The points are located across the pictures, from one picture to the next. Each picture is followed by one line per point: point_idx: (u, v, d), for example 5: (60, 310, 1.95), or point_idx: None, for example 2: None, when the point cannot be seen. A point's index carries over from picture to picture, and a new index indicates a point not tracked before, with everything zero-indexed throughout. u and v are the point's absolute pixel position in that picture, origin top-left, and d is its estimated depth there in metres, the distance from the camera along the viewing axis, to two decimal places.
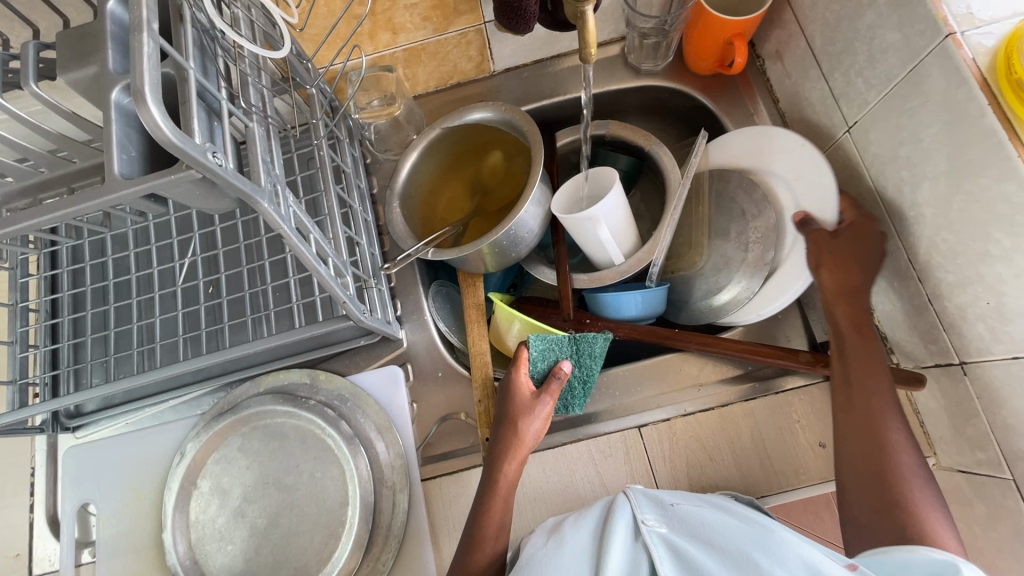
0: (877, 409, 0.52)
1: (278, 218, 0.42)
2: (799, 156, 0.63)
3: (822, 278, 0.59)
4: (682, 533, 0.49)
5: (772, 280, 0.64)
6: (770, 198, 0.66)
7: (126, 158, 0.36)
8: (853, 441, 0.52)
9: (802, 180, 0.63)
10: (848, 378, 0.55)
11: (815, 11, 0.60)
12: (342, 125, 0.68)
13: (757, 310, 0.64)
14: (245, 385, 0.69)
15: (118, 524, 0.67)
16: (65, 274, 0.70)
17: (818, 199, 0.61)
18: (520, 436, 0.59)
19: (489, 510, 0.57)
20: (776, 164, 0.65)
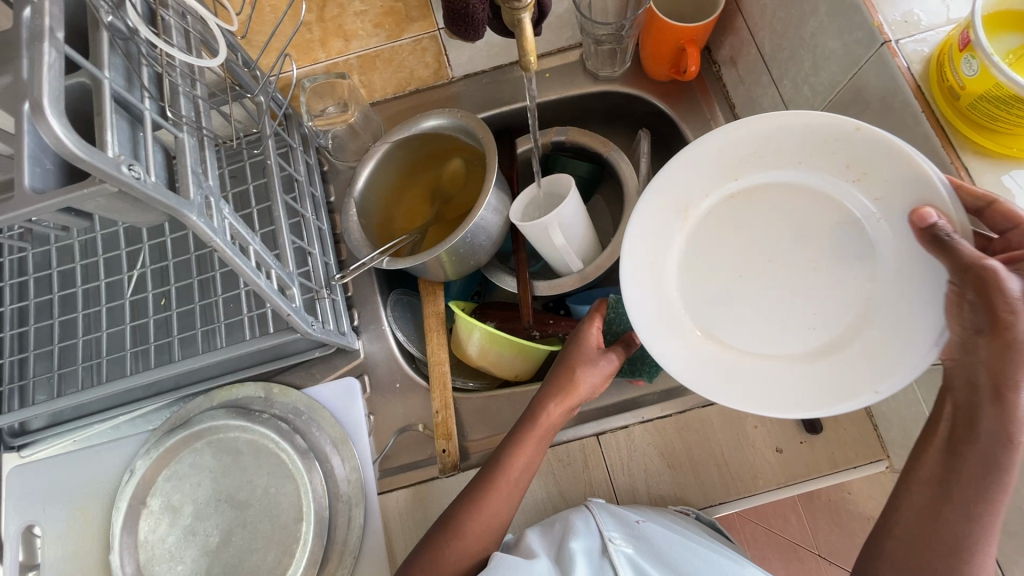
0: (981, 531, 0.41)
1: (209, 231, 0.40)
2: (838, 149, 0.45)
3: (978, 348, 0.39)
4: (650, 559, 0.49)
5: (870, 337, 0.45)
6: (822, 206, 0.48)
7: (40, 171, 0.35)
8: (915, 526, 0.44)
9: (870, 177, 0.44)
10: (949, 478, 0.42)
11: (763, 18, 0.60)
12: (295, 133, 0.68)
13: (871, 387, 0.44)
14: (197, 399, 0.67)
15: (64, 545, 0.64)
16: (10, 288, 0.68)
17: (907, 197, 0.42)
18: (575, 384, 0.56)
19: (519, 449, 0.55)
20: (813, 161, 0.47)
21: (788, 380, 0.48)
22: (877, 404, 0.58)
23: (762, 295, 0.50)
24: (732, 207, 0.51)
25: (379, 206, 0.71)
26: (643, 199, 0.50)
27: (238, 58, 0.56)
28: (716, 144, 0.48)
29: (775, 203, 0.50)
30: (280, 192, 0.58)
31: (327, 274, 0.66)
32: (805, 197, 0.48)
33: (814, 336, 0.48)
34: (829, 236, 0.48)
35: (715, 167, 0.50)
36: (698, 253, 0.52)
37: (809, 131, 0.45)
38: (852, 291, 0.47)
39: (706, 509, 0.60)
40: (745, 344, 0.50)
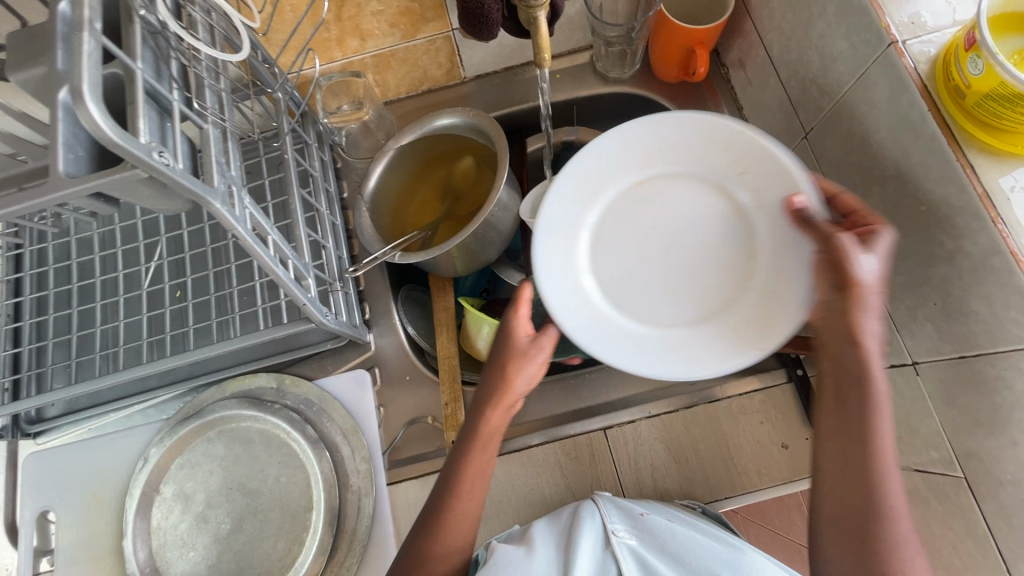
0: (882, 475, 0.41)
1: (232, 219, 0.42)
2: (730, 146, 0.53)
3: (836, 300, 0.43)
4: (653, 549, 0.50)
5: (757, 304, 0.51)
6: (702, 199, 0.55)
7: (73, 158, 0.36)
8: (841, 501, 0.42)
9: (748, 172, 0.53)
10: (845, 427, 0.43)
11: (771, 21, 0.61)
12: (310, 130, 0.69)
13: (759, 344, 0.49)
14: (211, 389, 0.68)
15: (79, 531, 0.66)
16: (29, 278, 0.69)
17: (779, 186, 0.51)
18: (510, 385, 0.53)
19: (467, 468, 0.53)
20: (703, 158, 0.54)
21: (686, 347, 0.52)
22: None
23: (664, 274, 0.55)
24: (638, 195, 0.56)
25: (389, 203, 0.72)
26: (563, 177, 0.55)
27: (258, 55, 0.58)
28: (639, 130, 0.55)
29: (671, 191, 0.56)
30: (297, 187, 0.59)
31: (339, 267, 0.67)
32: (693, 190, 0.55)
33: (684, 313, 0.53)
34: (717, 223, 0.54)
35: (632, 153, 0.56)
36: (607, 233, 0.56)
37: (705, 129, 0.53)
38: (740, 266, 0.53)
39: (712, 504, 0.61)
40: (648, 317, 0.54)
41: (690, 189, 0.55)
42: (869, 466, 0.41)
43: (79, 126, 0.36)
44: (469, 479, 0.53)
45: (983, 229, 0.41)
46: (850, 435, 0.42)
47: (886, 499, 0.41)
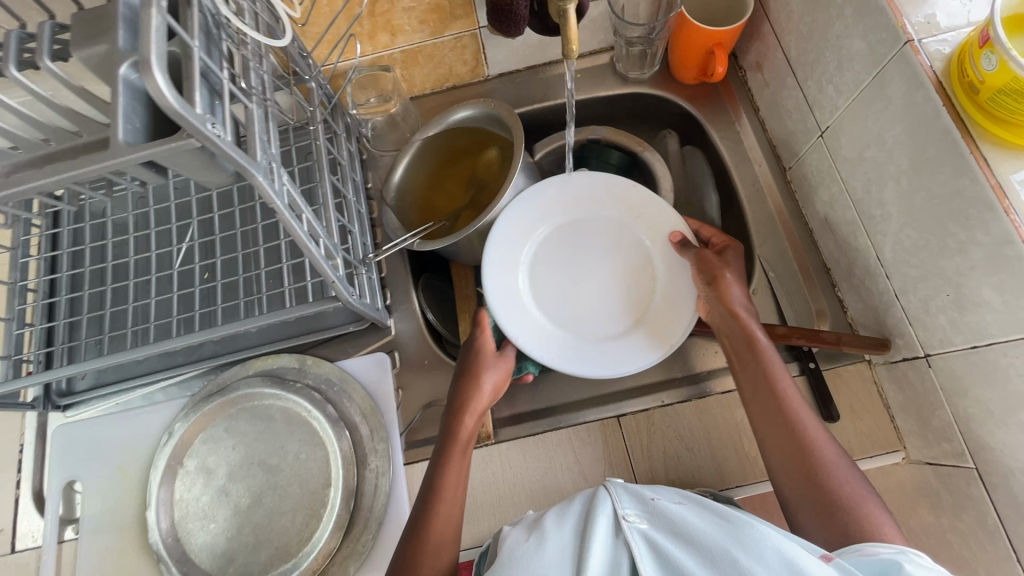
0: (795, 416, 0.53)
1: (272, 192, 0.44)
2: (627, 199, 0.67)
3: (711, 294, 0.60)
4: (662, 530, 0.48)
5: (656, 318, 0.64)
6: (619, 237, 0.68)
7: (131, 129, 0.38)
8: (783, 450, 0.52)
9: (643, 213, 0.67)
10: (756, 389, 0.56)
11: (790, 23, 0.63)
12: (340, 121, 0.71)
13: (665, 343, 0.62)
14: (234, 368, 0.70)
15: (103, 501, 0.68)
16: (65, 256, 0.72)
17: (665, 226, 0.66)
18: (479, 391, 0.60)
19: (448, 465, 0.56)
20: (611, 205, 0.68)
21: (607, 349, 0.63)
22: (893, 394, 0.60)
23: (586, 296, 0.67)
24: (562, 234, 0.69)
25: (415, 190, 0.75)
26: (504, 220, 0.67)
27: (296, 45, 0.60)
28: (553, 186, 0.69)
29: (586, 233, 0.69)
30: (327, 172, 0.62)
31: (365, 250, 0.69)
32: (610, 229, 0.68)
33: (616, 325, 0.65)
34: (630, 254, 0.67)
35: (551, 204, 0.69)
36: (541, 264, 0.68)
37: (607, 182, 0.68)
38: (645, 289, 0.66)
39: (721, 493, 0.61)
40: (576, 328, 0.65)
41: (607, 228, 0.68)
42: (788, 419, 0.53)
43: (138, 99, 0.39)
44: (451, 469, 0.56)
45: (996, 220, 0.42)
46: (765, 400, 0.55)
47: (812, 441, 0.52)
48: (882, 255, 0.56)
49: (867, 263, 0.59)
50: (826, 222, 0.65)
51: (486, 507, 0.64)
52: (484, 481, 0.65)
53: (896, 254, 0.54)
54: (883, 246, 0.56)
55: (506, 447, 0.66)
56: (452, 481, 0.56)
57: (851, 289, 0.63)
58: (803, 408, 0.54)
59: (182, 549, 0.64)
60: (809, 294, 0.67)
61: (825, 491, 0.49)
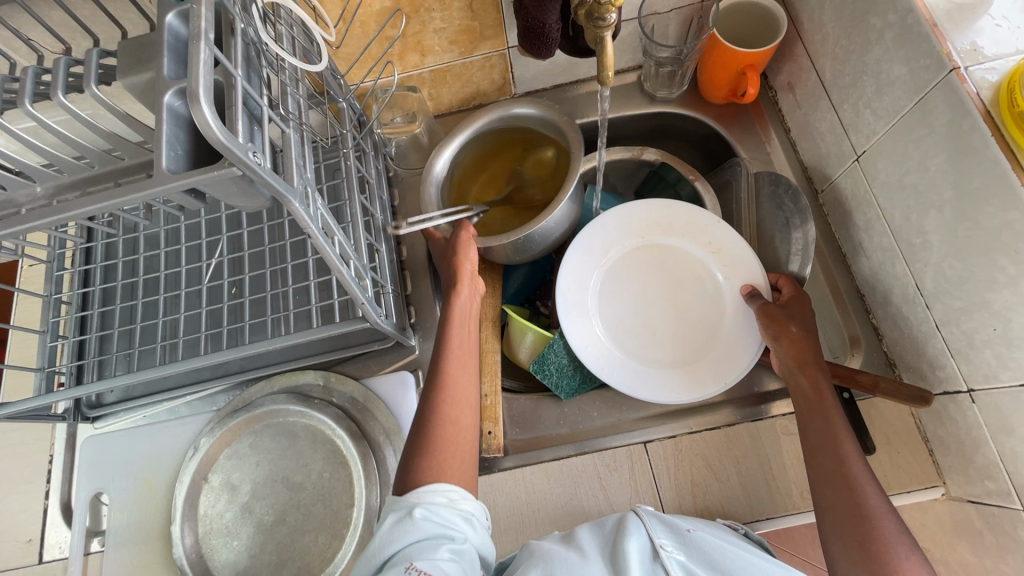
0: (854, 477, 0.49)
1: (307, 217, 0.44)
2: (708, 230, 0.68)
3: (777, 346, 0.59)
4: (704, 567, 0.49)
5: (716, 355, 0.65)
6: (695, 265, 0.69)
7: (174, 155, 0.39)
8: (835, 509, 0.49)
9: (722, 252, 0.67)
10: (814, 442, 0.53)
11: (825, 46, 0.62)
12: (368, 139, 0.72)
13: (723, 378, 0.63)
14: (260, 384, 0.70)
15: (129, 513, 0.68)
16: (98, 269, 0.74)
17: (740, 270, 0.66)
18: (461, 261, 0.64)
19: (451, 331, 0.61)
20: (688, 235, 0.69)
21: (661, 379, 0.65)
22: (932, 427, 0.58)
23: (649, 321, 0.68)
24: (638, 257, 0.70)
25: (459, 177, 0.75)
26: (578, 238, 0.70)
27: (329, 68, 0.61)
28: (632, 211, 0.70)
29: (662, 260, 0.70)
30: (356, 192, 0.62)
31: (390, 266, 0.70)
32: (686, 260, 0.69)
33: (678, 352, 0.66)
34: (701, 286, 0.68)
35: (627, 227, 0.70)
36: (611, 283, 0.70)
37: (687, 215, 0.68)
38: (710, 323, 0.67)
39: (750, 525, 0.60)
40: (636, 353, 0.67)
41: (682, 257, 0.69)
42: (842, 470, 0.50)
43: (181, 126, 0.40)
44: (456, 399, 0.57)
45: None
46: (824, 452, 0.52)
47: (866, 501, 0.48)
48: (922, 285, 0.55)
49: (905, 292, 0.58)
50: (861, 247, 0.63)
51: (509, 532, 0.63)
52: (507, 505, 0.64)
53: (938, 285, 0.53)
54: (923, 276, 0.55)
55: (530, 470, 0.65)
56: (463, 415, 0.57)
57: (888, 317, 0.61)
58: (862, 465, 0.50)
59: (206, 565, 0.64)
60: (842, 320, 0.65)
61: (878, 560, 0.45)
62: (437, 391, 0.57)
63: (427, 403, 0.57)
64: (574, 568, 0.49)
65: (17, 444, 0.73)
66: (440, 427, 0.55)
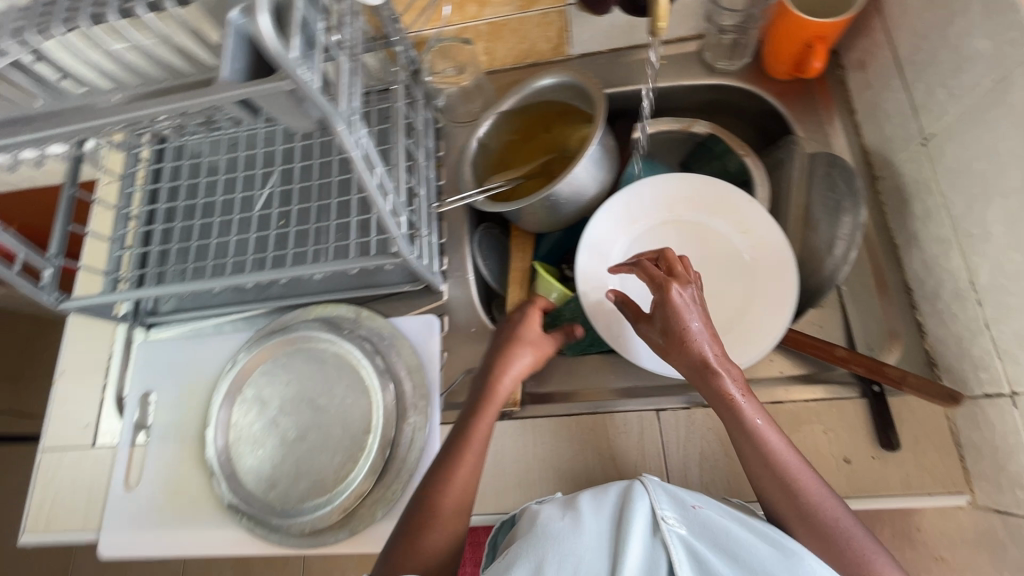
0: (789, 476, 0.49)
1: (350, 141, 0.46)
2: (739, 209, 0.67)
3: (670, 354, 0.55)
4: (704, 541, 0.46)
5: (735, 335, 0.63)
6: (722, 244, 0.67)
7: (235, 68, 0.42)
8: (785, 515, 0.49)
9: (752, 232, 0.66)
10: (741, 448, 0.51)
11: (905, 19, 0.58)
12: (420, 88, 0.74)
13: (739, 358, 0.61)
14: (296, 311, 0.75)
15: (172, 413, 0.75)
16: (165, 190, 0.80)
17: (768, 252, 0.64)
18: (517, 355, 0.62)
19: (480, 421, 0.59)
20: (718, 213, 0.68)
21: None
22: (966, 432, 0.55)
23: None
24: (664, 232, 0.70)
25: (501, 133, 0.78)
26: (607, 202, 0.70)
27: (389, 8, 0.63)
28: (665, 184, 0.70)
29: (689, 237, 0.69)
30: (402, 137, 0.64)
31: (428, 211, 0.72)
32: (713, 239, 0.68)
33: None
34: (725, 265, 0.67)
35: (657, 199, 0.70)
36: (636, 253, 0.70)
37: (719, 192, 0.67)
38: (730, 304, 0.65)
39: (755, 505, 0.59)
40: None
41: (709, 235, 0.68)
42: (782, 477, 0.49)
43: (245, 42, 0.42)
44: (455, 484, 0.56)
45: None
46: (755, 458, 0.50)
47: (812, 500, 0.48)
48: (976, 279, 0.52)
49: (956, 286, 0.54)
50: (915, 238, 0.60)
51: (512, 479, 0.65)
52: (514, 453, 0.66)
53: (994, 281, 0.50)
54: (978, 269, 0.51)
55: (540, 422, 0.67)
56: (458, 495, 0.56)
57: (933, 313, 0.58)
58: (790, 456, 0.50)
59: (233, 468, 0.70)
60: (884, 312, 0.62)
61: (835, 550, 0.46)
62: (440, 473, 0.57)
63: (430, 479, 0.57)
64: (562, 549, 0.45)
65: (82, 339, 0.80)
66: (431, 503, 0.55)
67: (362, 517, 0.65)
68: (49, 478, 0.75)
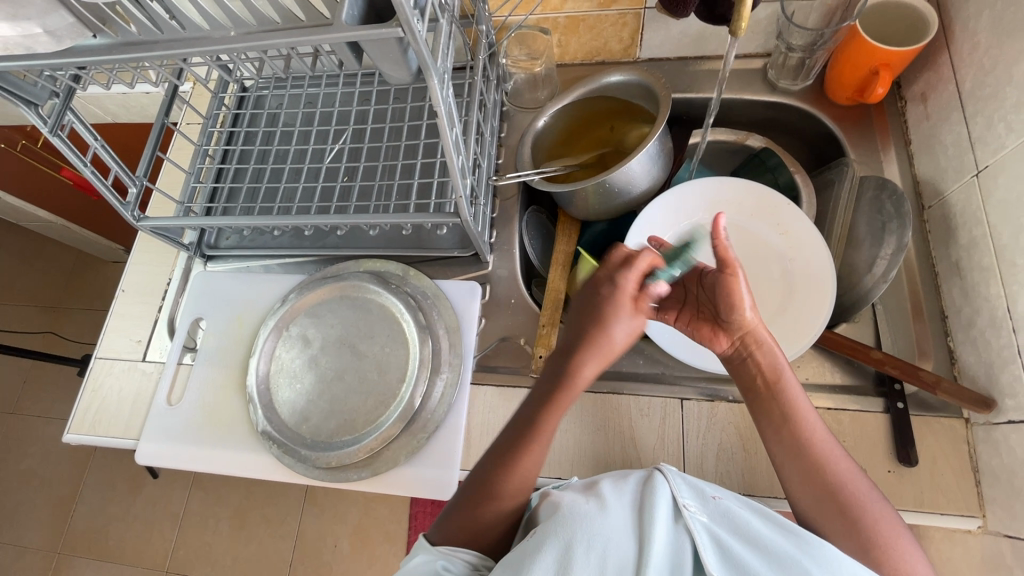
0: (819, 451, 0.52)
1: (440, 95, 0.50)
2: (779, 211, 0.69)
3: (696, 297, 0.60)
4: (726, 528, 0.45)
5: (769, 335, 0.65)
6: (761, 247, 0.70)
7: (352, 14, 0.46)
8: (812, 488, 0.51)
9: (790, 235, 0.68)
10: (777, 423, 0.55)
11: (972, 56, 0.61)
12: (494, 69, 0.78)
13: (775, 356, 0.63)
14: (349, 262, 0.79)
15: (219, 340, 0.79)
16: (242, 134, 0.85)
17: (807, 256, 0.67)
18: (607, 337, 0.54)
19: (553, 413, 0.55)
20: (759, 218, 0.70)
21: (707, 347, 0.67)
22: (986, 458, 0.56)
23: None
24: None
25: (563, 122, 0.82)
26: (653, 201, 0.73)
27: None
28: (707, 187, 0.72)
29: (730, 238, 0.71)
30: (476, 110, 0.69)
31: (486, 183, 0.75)
32: (753, 242, 0.70)
33: None
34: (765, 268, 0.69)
35: (698, 201, 0.73)
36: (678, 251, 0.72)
37: (760, 196, 0.70)
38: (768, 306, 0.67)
39: (766, 501, 0.61)
40: None
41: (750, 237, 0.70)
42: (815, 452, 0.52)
43: None
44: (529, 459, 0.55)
45: None
46: (789, 432, 0.54)
47: (848, 485, 0.50)
48: (1014, 307, 0.53)
49: (992, 313, 0.56)
50: (956, 266, 0.62)
51: None
52: None
53: None
54: (1017, 297, 0.53)
55: None
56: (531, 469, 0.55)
57: (966, 340, 0.60)
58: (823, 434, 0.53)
59: (271, 397, 0.74)
60: (917, 336, 0.64)
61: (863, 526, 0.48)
62: (513, 447, 0.55)
63: (501, 448, 0.56)
64: (589, 527, 0.45)
65: (147, 262, 0.86)
66: (500, 471, 0.55)
67: (385, 459, 0.68)
68: (99, 384, 0.80)
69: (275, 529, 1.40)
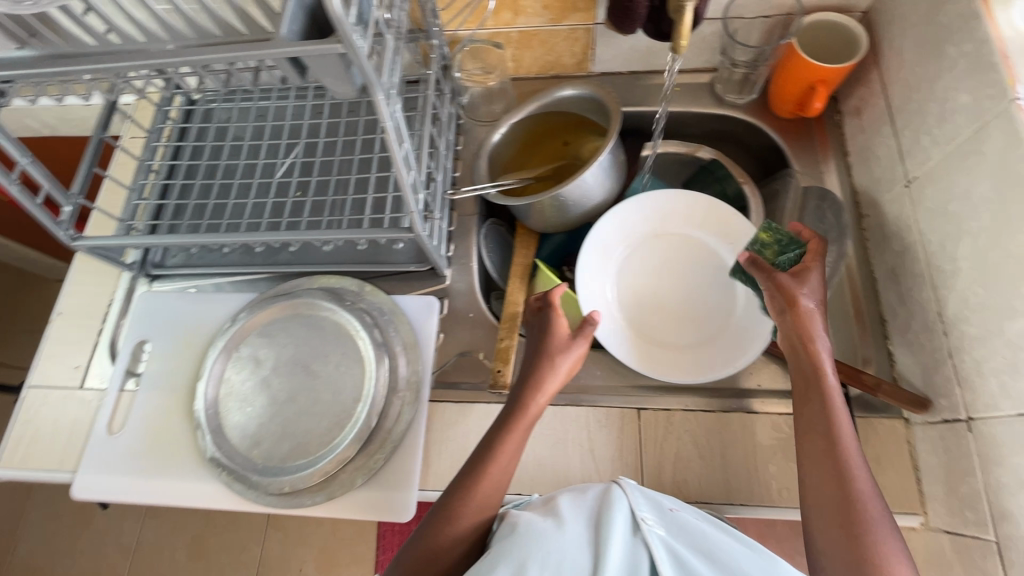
0: (843, 457, 0.51)
1: (386, 111, 0.49)
2: (728, 222, 0.72)
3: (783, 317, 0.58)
4: (682, 542, 0.46)
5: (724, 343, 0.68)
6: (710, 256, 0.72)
7: (292, 29, 0.45)
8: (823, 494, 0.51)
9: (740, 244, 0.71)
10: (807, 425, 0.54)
11: (899, 73, 0.64)
12: (448, 83, 0.79)
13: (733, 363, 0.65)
14: (301, 278, 0.77)
15: (163, 364, 0.76)
16: (188, 148, 0.83)
17: None
18: (552, 367, 0.62)
19: (511, 434, 0.58)
20: (707, 227, 0.73)
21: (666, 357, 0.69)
22: (925, 457, 0.58)
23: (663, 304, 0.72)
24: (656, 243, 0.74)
25: (519, 134, 0.82)
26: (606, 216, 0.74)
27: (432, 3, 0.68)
28: (656, 199, 0.74)
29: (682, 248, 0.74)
30: (428, 125, 0.68)
31: (441, 196, 0.75)
32: (703, 251, 0.73)
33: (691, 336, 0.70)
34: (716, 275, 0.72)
35: (648, 212, 0.75)
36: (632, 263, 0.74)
37: (711, 207, 0.72)
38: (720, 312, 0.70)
39: (722, 507, 0.62)
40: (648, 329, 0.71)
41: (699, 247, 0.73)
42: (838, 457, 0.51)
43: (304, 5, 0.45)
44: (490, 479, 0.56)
45: None
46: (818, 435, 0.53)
47: (859, 500, 0.49)
48: (943, 310, 0.56)
49: (924, 317, 0.59)
50: (892, 272, 0.64)
51: None
52: None
53: (959, 313, 0.54)
54: (946, 301, 0.56)
55: None
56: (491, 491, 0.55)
57: (903, 343, 0.62)
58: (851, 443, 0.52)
59: (219, 422, 0.71)
60: (859, 340, 0.66)
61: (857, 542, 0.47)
62: (474, 468, 0.57)
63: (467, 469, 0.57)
64: (545, 546, 0.44)
65: (86, 282, 0.82)
66: (461, 488, 0.55)
67: (341, 482, 0.66)
68: (32, 414, 0.76)
69: (234, 558, 1.34)
